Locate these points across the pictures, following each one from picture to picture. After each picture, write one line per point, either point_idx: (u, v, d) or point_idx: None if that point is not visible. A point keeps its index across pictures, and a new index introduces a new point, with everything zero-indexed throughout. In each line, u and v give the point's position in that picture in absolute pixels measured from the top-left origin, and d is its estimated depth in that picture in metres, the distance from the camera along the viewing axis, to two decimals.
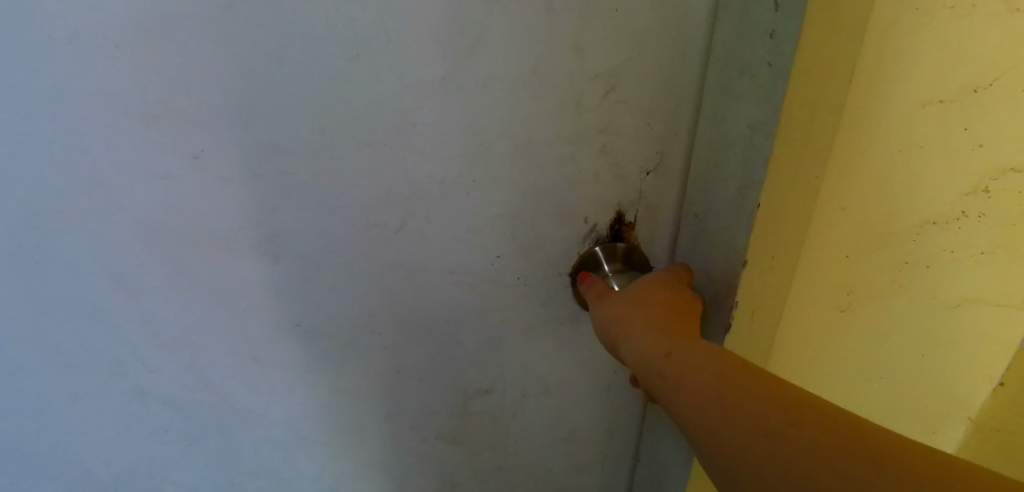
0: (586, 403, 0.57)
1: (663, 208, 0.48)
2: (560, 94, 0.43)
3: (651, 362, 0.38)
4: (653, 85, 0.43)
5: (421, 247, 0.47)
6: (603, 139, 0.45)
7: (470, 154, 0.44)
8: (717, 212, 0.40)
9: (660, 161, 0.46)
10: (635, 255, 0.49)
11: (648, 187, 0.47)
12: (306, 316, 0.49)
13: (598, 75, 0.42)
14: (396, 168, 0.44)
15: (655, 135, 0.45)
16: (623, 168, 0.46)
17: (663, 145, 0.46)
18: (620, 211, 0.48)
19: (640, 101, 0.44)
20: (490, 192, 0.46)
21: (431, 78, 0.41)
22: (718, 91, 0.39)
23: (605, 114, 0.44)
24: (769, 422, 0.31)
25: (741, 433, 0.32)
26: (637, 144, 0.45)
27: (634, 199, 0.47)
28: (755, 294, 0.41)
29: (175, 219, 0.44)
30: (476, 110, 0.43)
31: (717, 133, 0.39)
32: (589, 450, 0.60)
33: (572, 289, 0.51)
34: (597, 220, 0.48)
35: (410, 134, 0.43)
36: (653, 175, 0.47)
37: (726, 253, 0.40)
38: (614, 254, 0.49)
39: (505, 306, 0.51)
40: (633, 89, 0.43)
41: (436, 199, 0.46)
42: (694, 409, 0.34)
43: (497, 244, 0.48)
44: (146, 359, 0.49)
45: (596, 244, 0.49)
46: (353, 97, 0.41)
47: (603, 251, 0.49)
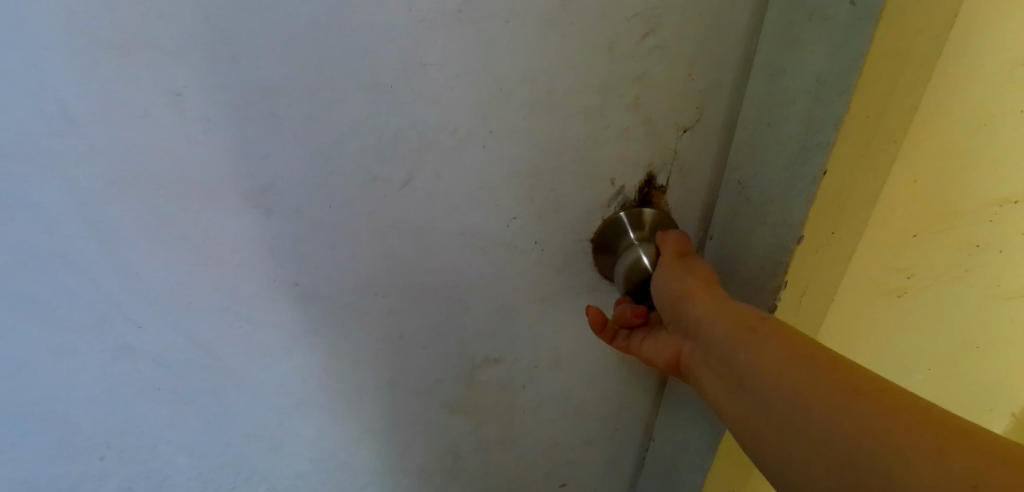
0: (601, 379, 0.53)
1: (699, 172, 0.43)
2: (591, 35, 0.37)
3: (733, 317, 0.35)
4: (699, 27, 0.37)
5: (429, 205, 0.43)
6: (637, 91, 0.39)
7: (486, 102, 0.39)
8: (767, 180, 0.36)
9: (699, 118, 0.41)
10: (664, 223, 0.44)
11: (684, 147, 0.42)
12: (303, 276, 0.45)
13: (636, 13, 0.37)
14: (402, 115, 0.39)
15: (697, 88, 0.40)
16: (657, 124, 0.41)
17: (705, 99, 0.40)
18: (651, 174, 0.43)
19: (682, 47, 0.38)
20: (508, 147, 0.41)
21: (443, 12, 0.36)
22: (780, 38, 0.34)
23: (641, 61, 0.38)
24: (856, 384, 0.29)
25: (826, 391, 0.30)
26: (676, 97, 0.40)
27: (667, 160, 0.42)
28: (805, 274, 0.36)
29: (157, 166, 0.40)
30: (494, 51, 0.37)
31: (774, 87, 0.34)
32: (601, 427, 0.56)
33: (593, 257, 0.46)
34: (624, 182, 0.43)
35: (419, 76, 0.38)
36: (690, 134, 0.41)
37: (775, 226, 0.35)
38: (642, 221, 0.44)
39: (519, 273, 0.47)
40: (676, 32, 0.37)
41: (447, 152, 0.41)
42: (778, 369, 0.32)
43: (512, 205, 0.43)
44: (132, 316, 0.46)
45: (622, 209, 0.44)
46: (354, 30, 0.36)
47: (629, 217, 0.44)
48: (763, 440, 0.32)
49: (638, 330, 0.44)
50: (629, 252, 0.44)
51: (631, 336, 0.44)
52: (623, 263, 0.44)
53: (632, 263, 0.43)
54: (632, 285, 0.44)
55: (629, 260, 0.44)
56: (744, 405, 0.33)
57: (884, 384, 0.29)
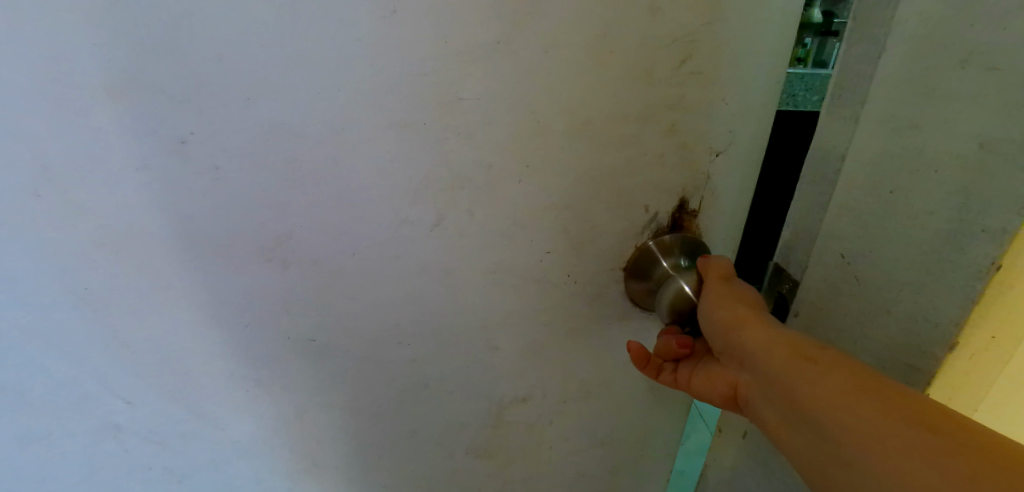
0: (630, 404, 0.52)
1: (730, 194, 0.43)
2: (631, 61, 0.36)
3: (787, 346, 0.34)
4: (733, 52, 0.37)
5: (459, 245, 0.40)
6: (674, 117, 0.39)
7: (524, 135, 0.37)
8: (894, 257, 0.33)
9: (732, 141, 0.41)
10: (694, 245, 0.44)
11: (717, 170, 0.42)
12: (323, 329, 0.41)
13: (674, 40, 0.36)
14: (436, 153, 0.36)
15: (731, 112, 0.39)
16: (691, 148, 0.40)
17: (738, 123, 0.40)
18: (684, 198, 0.42)
19: (718, 72, 0.38)
20: (544, 179, 0.39)
21: (480, 43, 0.34)
22: (913, 89, 0.31)
23: (679, 86, 0.38)
24: (930, 421, 0.28)
25: (894, 423, 0.28)
26: (712, 122, 0.40)
27: (699, 183, 0.42)
28: (953, 380, 0.34)
29: (155, 224, 0.35)
30: (531, 82, 0.35)
31: (908, 150, 0.32)
32: (629, 453, 0.55)
33: (625, 286, 0.45)
34: (658, 208, 0.42)
35: (455, 112, 0.35)
36: (722, 157, 0.41)
37: (910, 315, 0.33)
38: (675, 247, 0.44)
39: (551, 307, 0.45)
40: (714, 57, 0.37)
41: (480, 189, 0.38)
42: (836, 398, 0.30)
43: (546, 238, 0.42)
44: (121, 390, 0.41)
45: (654, 237, 0.43)
46: (385, 65, 0.33)
47: (662, 244, 0.44)
48: (829, 479, 0.30)
49: (687, 363, 0.42)
50: (670, 283, 0.43)
51: (678, 368, 0.43)
52: (664, 296, 0.43)
53: (676, 295, 0.42)
54: (676, 317, 0.43)
55: (671, 293, 0.42)
56: (806, 443, 0.32)
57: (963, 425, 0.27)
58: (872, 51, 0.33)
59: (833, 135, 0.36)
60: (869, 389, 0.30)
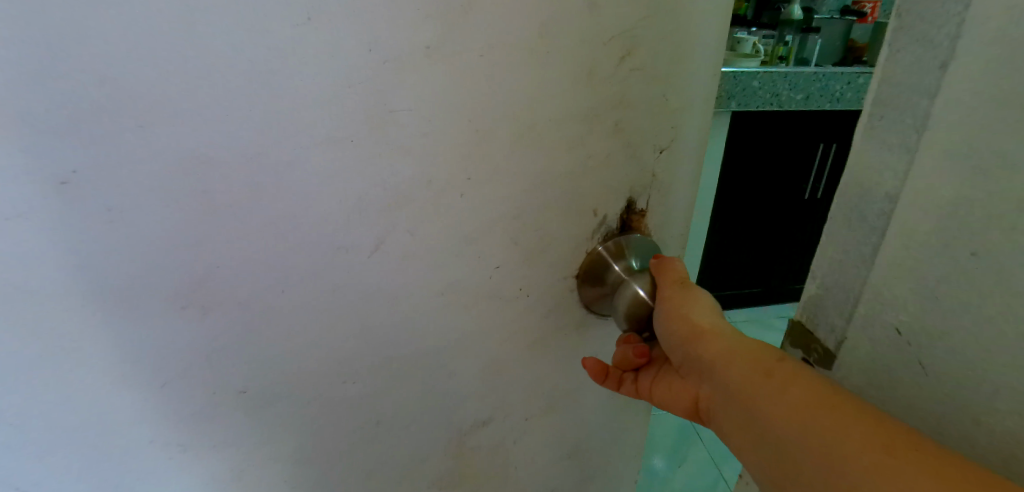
0: (593, 411, 0.51)
1: (675, 190, 0.43)
2: (570, 62, 0.35)
3: (747, 360, 0.34)
4: (671, 48, 0.37)
5: (404, 269, 0.37)
6: (617, 117, 0.38)
7: (466, 146, 0.35)
8: (980, 319, 0.28)
9: (674, 138, 0.41)
10: (645, 245, 0.44)
11: (661, 167, 0.42)
12: (255, 378, 0.37)
13: (614, 37, 0.35)
14: (368, 172, 0.33)
15: (673, 108, 0.39)
16: (636, 146, 0.40)
17: (678, 119, 0.40)
18: (632, 199, 0.42)
19: (657, 69, 0.37)
20: (490, 191, 0.37)
21: (412, 48, 0.31)
22: (999, 107, 0.26)
23: (621, 85, 0.37)
24: (887, 439, 0.27)
25: (853, 442, 0.28)
26: (654, 119, 0.39)
27: (646, 181, 0.42)
28: None
29: (37, 280, 0.29)
30: (469, 89, 0.33)
31: (1001, 191, 0.26)
32: (597, 459, 0.54)
33: (579, 292, 0.44)
34: (607, 211, 0.41)
35: (389, 126, 0.32)
36: (666, 154, 0.41)
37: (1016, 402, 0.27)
38: (627, 250, 0.43)
39: (507, 323, 0.43)
40: (652, 55, 0.36)
41: (423, 206, 0.35)
42: (798, 416, 0.30)
43: (497, 252, 0.39)
44: (12, 480, 0.34)
45: (606, 241, 0.43)
46: (305, 78, 0.29)
47: (613, 247, 0.43)
48: None
49: (646, 372, 0.42)
50: (625, 287, 0.42)
51: (639, 377, 0.42)
52: (620, 302, 0.42)
53: (632, 300, 0.42)
54: (635, 325, 0.42)
55: (627, 299, 0.42)
56: (764, 458, 0.32)
57: (919, 440, 0.27)
58: (929, 56, 0.29)
59: (880, 169, 0.32)
60: (828, 408, 0.30)
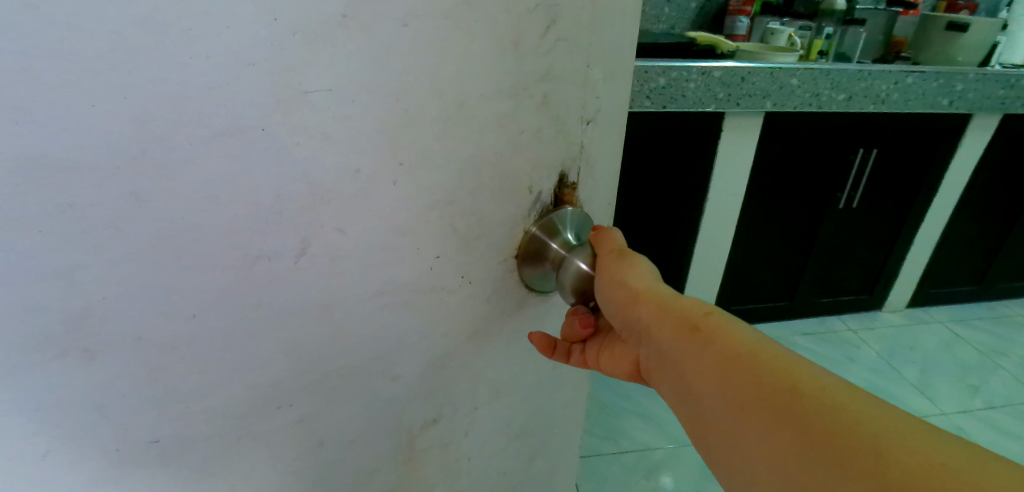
0: (537, 388, 0.51)
1: (599, 160, 0.45)
2: (497, 31, 0.33)
3: (676, 320, 0.36)
4: (590, 16, 0.37)
5: (335, 273, 0.33)
6: (545, 89, 0.37)
7: (393, 130, 0.31)
8: None
9: (598, 108, 0.42)
10: (578, 219, 0.44)
11: (588, 138, 0.42)
12: (168, 420, 0.32)
13: (537, 5, 0.34)
14: (285, 167, 0.28)
15: (595, 79, 0.40)
16: (563, 120, 0.39)
17: (601, 90, 0.41)
18: (563, 174, 0.42)
19: (579, 38, 0.37)
20: (422, 177, 0.34)
21: (323, 17, 0.27)
22: None
23: (546, 56, 0.36)
24: (801, 384, 0.30)
25: (770, 391, 0.31)
26: (578, 89, 0.39)
27: (575, 154, 0.42)
28: None
29: None
30: (393, 65, 0.30)
31: None
32: (543, 435, 0.54)
33: (518, 273, 0.44)
34: (541, 187, 0.41)
35: (304, 111, 0.28)
36: (592, 125, 0.42)
37: None
38: (560, 225, 0.43)
39: (449, 316, 0.41)
40: (574, 23, 0.36)
41: (351, 201, 0.31)
42: (722, 370, 0.33)
43: (435, 242, 0.37)
44: None
45: (541, 219, 0.42)
46: (195, 54, 0.24)
47: (549, 224, 0.43)
48: (710, 443, 0.33)
49: (591, 343, 0.43)
50: (568, 263, 0.40)
51: (585, 349, 0.42)
52: (564, 279, 0.41)
53: (576, 274, 0.40)
54: (581, 298, 0.41)
55: (572, 274, 0.40)
56: (690, 409, 0.34)
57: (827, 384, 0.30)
58: None
59: None
60: (751, 362, 0.32)
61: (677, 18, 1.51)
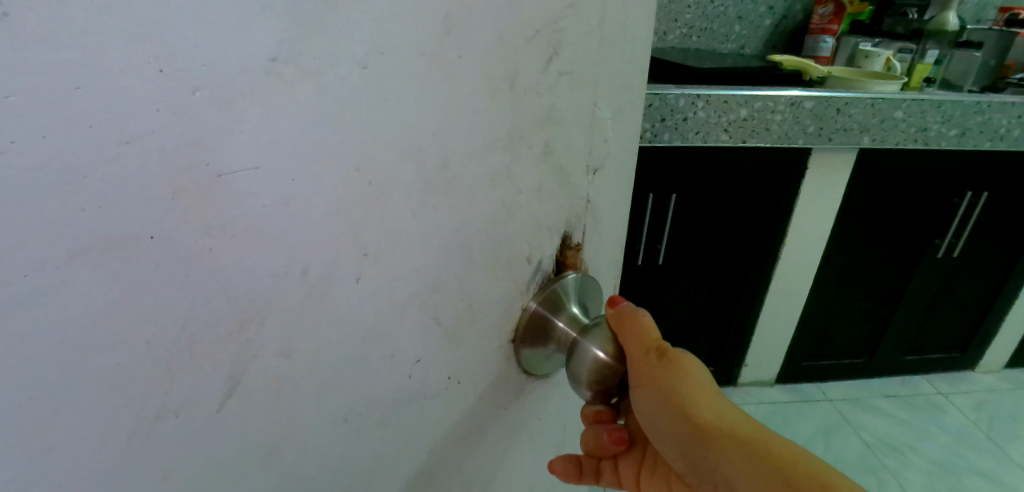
0: (535, 472, 0.43)
1: (608, 212, 0.37)
2: (487, 69, 0.25)
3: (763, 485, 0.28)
4: (598, 42, 0.29)
5: (282, 405, 0.24)
6: (545, 137, 0.29)
7: (354, 209, 0.22)
8: None
9: (606, 154, 0.34)
10: (584, 284, 0.37)
11: (594, 190, 0.34)
12: None
13: (536, 32, 0.26)
14: (195, 285, 0.19)
15: (602, 118, 0.32)
16: (567, 172, 0.31)
17: (609, 130, 0.33)
18: (567, 235, 0.34)
19: (586, 69, 0.29)
20: (396, 267, 0.25)
21: (241, 62, 0.18)
22: None
23: (548, 94, 0.28)
24: None
25: None
26: (585, 135, 0.31)
27: (580, 210, 0.34)
28: None
29: None
30: (349, 125, 0.21)
31: None
32: None
33: (518, 359, 0.36)
34: (541, 255, 0.33)
35: (220, 201, 0.18)
36: (599, 174, 0.34)
37: None
38: (563, 296, 0.35)
39: (435, 422, 0.32)
40: (578, 52, 0.28)
41: (299, 311, 0.23)
42: None
43: (416, 342, 0.29)
44: None
45: (541, 294, 0.34)
46: (24, 135, 0.14)
47: (553, 297, 0.35)
48: None
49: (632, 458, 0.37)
50: (582, 351, 0.33)
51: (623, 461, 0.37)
52: (580, 372, 0.33)
53: (593, 365, 0.33)
54: (602, 397, 0.33)
55: (589, 368, 0.33)
56: None
57: None
58: None
59: None
60: None
61: (745, 37, 1.36)
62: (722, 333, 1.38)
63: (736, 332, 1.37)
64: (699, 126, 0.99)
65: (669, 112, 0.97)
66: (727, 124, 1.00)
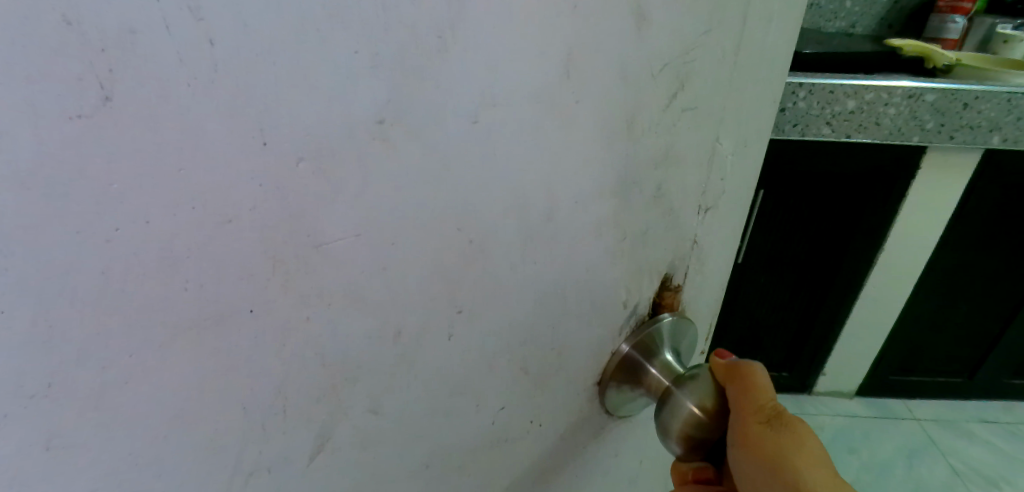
0: None
1: (714, 251, 0.33)
2: (606, 111, 0.21)
3: None
4: (732, 72, 0.25)
5: (366, 459, 0.23)
6: (659, 179, 0.25)
7: (450, 268, 0.20)
8: None
9: (721, 192, 0.30)
10: (680, 328, 0.33)
11: (703, 230, 0.31)
12: None
13: (663, 67, 0.22)
14: (289, 355, 0.18)
15: (722, 155, 0.28)
16: (677, 212, 0.28)
17: (728, 168, 0.29)
18: (668, 276, 0.31)
19: (714, 103, 0.25)
20: (488, 322, 0.23)
21: (345, 124, 0.15)
22: None
23: (667, 135, 0.24)
24: None
25: None
26: (700, 173, 0.27)
27: (686, 251, 0.31)
28: None
29: None
30: (453, 183, 0.19)
31: None
32: None
33: (603, 402, 0.32)
34: (638, 298, 0.30)
35: (317, 273, 0.17)
36: (709, 213, 0.30)
37: None
38: (657, 340, 0.32)
39: (516, 466, 0.30)
40: (710, 84, 0.24)
41: (389, 371, 0.21)
42: None
43: (502, 392, 0.26)
44: None
45: (633, 336, 0.31)
46: (129, 220, 0.13)
47: (644, 341, 0.31)
48: None
49: None
50: (675, 403, 0.29)
51: None
52: (669, 423, 0.29)
53: (686, 419, 0.29)
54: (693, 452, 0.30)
55: (682, 423, 0.29)
56: None
57: None
58: None
59: None
60: None
61: None
62: (793, 353, 1.16)
63: (811, 357, 1.15)
64: (799, 117, 0.77)
65: None
66: (836, 117, 0.77)
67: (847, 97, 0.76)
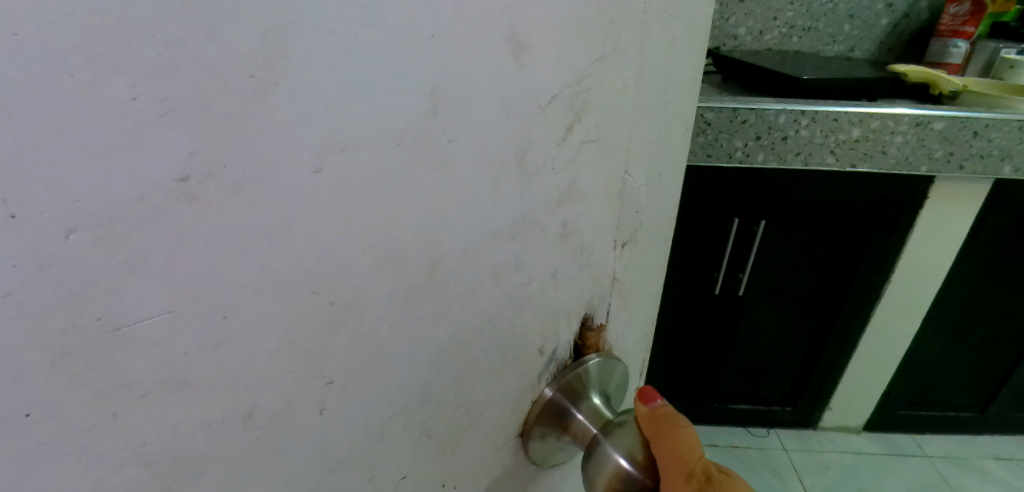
0: None
1: (641, 284, 0.30)
2: (488, 148, 0.19)
3: None
4: (637, 102, 0.23)
5: None
6: (563, 216, 0.23)
7: (309, 334, 0.18)
8: None
9: (638, 225, 0.27)
10: (610, 368, 0.30)
11: (624, 265, 0.28)
12: None
13: (554, 97, 0.20)
14: (95, 459, 0.15)
15: (636, 187, 0.25)
16: (591, 251, 0.25)
17: (644, 199, 0.26)
18: (588, 316, 0.28)
19: (619, 135, 0.23)
20: (370, 386, 0.20)
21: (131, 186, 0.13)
22: None
23: (566, 169, 0.22)
24: None
25: None
26: (613, 209, 0.25)
27: (605, 289, 0.28)
28: None
29: None
30: (296, 237, 0.16)
31: None
32: None
33: (529, 453, 0.29)
34: (556, 343, 0.27)
35: (123, 361, 0.14)
36: (629, 247, 0.27)
37: None
38: (584, 384, 0.29)
39: None
40: (611, 114, 0.22)
41: (245, 457, 0.18)
42: None
43: (401, 458, 0.23)
44: None
45: (557, 380, 0.28)
46: None
47: (569, 388, 0.29)
48: None
49: None
50: (600, 456, 0.26)
51: None
52: (593, 477, 0.26)
53: (611, 475, 0.26)
54: None
55: (608, 477, 0.26)
56: None
57: None
58: None
59: None
60: None
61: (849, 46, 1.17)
62: (797, 391, 1.10)
63: (816, 393, 1.10)
64: (802, 146, 0.74)
65: (766, 130, 0.73)
66: (841, 146, 0.74)
67: (852, 125, 0.73)
